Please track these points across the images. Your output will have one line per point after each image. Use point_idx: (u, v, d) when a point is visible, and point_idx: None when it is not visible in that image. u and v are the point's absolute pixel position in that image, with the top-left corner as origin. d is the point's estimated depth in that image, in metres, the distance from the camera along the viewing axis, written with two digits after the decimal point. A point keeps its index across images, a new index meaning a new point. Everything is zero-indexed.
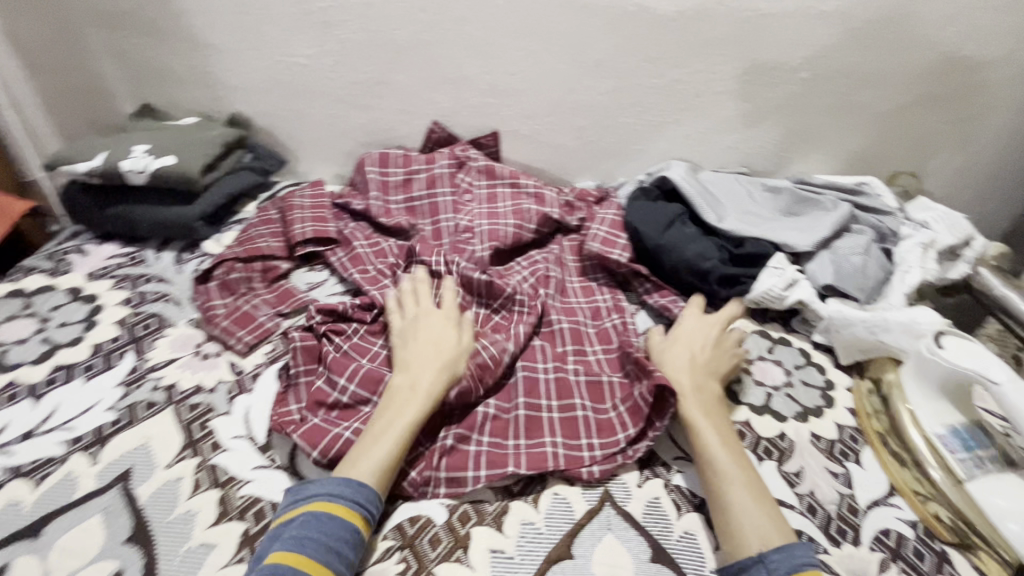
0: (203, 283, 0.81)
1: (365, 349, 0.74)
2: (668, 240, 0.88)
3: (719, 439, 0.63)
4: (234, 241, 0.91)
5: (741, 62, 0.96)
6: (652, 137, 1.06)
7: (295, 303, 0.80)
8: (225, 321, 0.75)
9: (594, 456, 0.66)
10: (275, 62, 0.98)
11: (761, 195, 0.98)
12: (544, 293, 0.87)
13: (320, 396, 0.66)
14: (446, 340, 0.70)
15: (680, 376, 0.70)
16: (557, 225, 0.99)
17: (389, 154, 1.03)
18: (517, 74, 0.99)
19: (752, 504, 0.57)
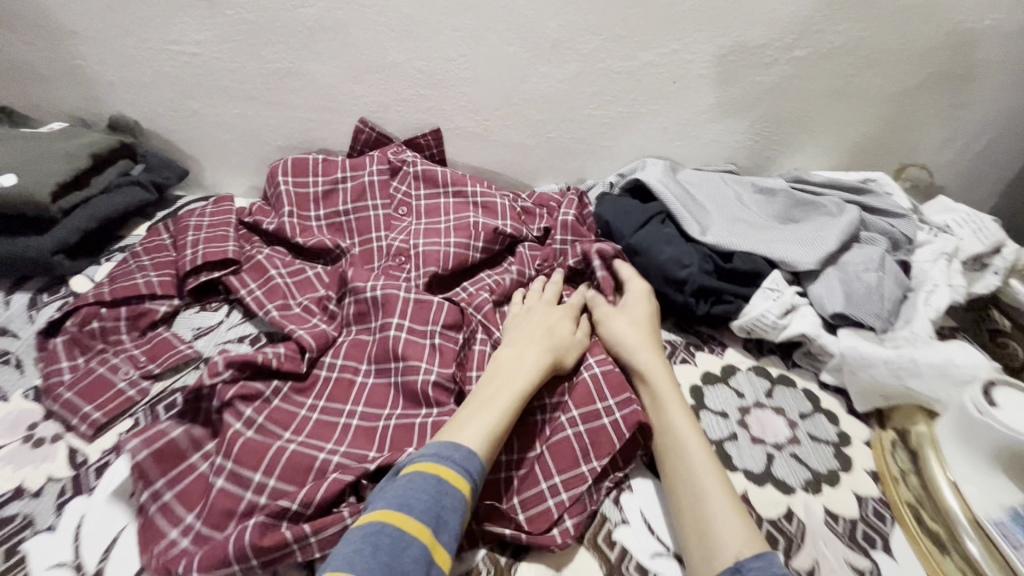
0: (54, 340, 0.63)
1: (289, 415, 0.61)
2: (639, 241, 0.77)
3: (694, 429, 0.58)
4: (106, 278, 0.72)
5: (726, 39, 0.79)
6: (623, 132, 0.89)
7: (168, 360, 0.63)
8: (69, 393, 0.58)
9: (562, 503, 0.55)
10: (156, 51, 0.79)
11: (751, 197, 0.83)
12: (479, 322, 0.72)
13: (229, 502, 0.50)
14: (562, 329, 0.68)
15: (650, 363, 0.65)
16: (512, 241, 0.83)
17: (306, 160, 0.85)
18: (457, 60, 0.81)
19: (727, 497, 0.51)
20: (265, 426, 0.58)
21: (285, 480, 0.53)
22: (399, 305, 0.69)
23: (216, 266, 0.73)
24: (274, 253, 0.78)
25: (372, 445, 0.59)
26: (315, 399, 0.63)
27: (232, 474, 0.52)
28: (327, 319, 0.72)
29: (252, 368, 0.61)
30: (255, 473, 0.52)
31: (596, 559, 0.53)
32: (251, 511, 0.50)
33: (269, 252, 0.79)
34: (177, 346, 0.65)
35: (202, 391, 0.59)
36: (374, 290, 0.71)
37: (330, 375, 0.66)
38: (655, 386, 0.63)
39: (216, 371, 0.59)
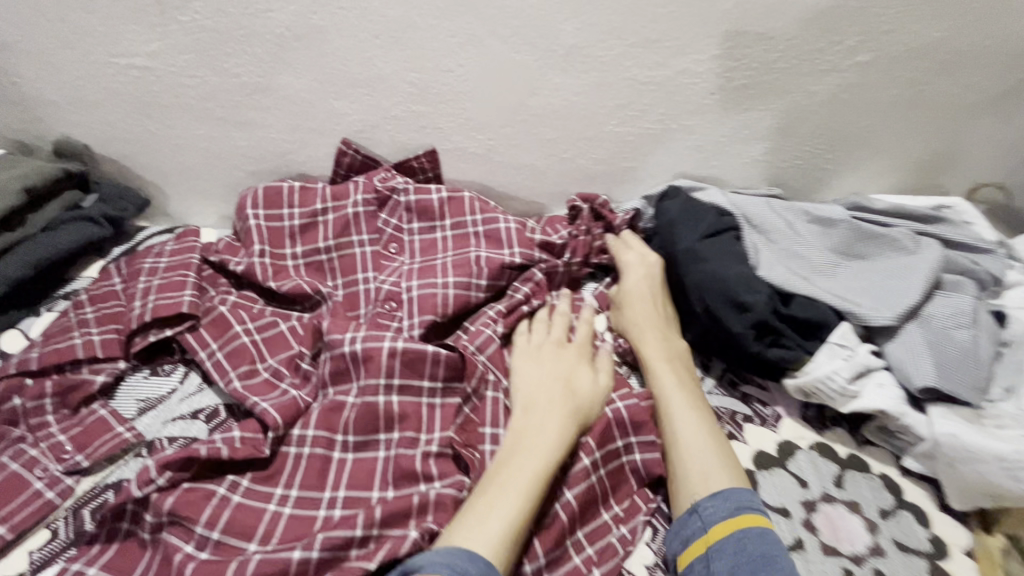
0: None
1: (253, 516, 0.49)
2: (705, 248, 0.66)
3: (681, 385, 0.60)
4: (42, 335, 0.62)
5: (776, 42, 0.66)
6: (650, 151, 0.76)
7: (101, 449, 0.52)
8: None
9: (590, 557, 0.52)
10: (102, 65, 0.68)
11: (806, 227, 0.68)
12: (487, 370, 0.61)
13: None
14: (580, 382, 0.59)
15: (643, 324, 0.66)
16: (520, 271, 0.71)
17: (281, 188, 0.73)
18: (454, 71, 0.68)
19: (707, 446, 0.54)
20: (224, 542, 0.47)
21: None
22: (384, 360, 0.57)
23: (169, 321, 0.62)
24: (241, 303, 0.66)
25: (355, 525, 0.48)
26: (286, 487, 0.52)
27: None
28: (302, 379, 0.60)
29: (198, 466, 0.50)
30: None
31: None
32: None
33: (236, 298, 0.68)
34: (114, 429, 0.53)
35: (128, 505, 0.47)
36: (353, 344, 0.58)
37: (301, 452, 0.54)
38: (643, 344, 0.64)
39: (148, 479, 0.48)
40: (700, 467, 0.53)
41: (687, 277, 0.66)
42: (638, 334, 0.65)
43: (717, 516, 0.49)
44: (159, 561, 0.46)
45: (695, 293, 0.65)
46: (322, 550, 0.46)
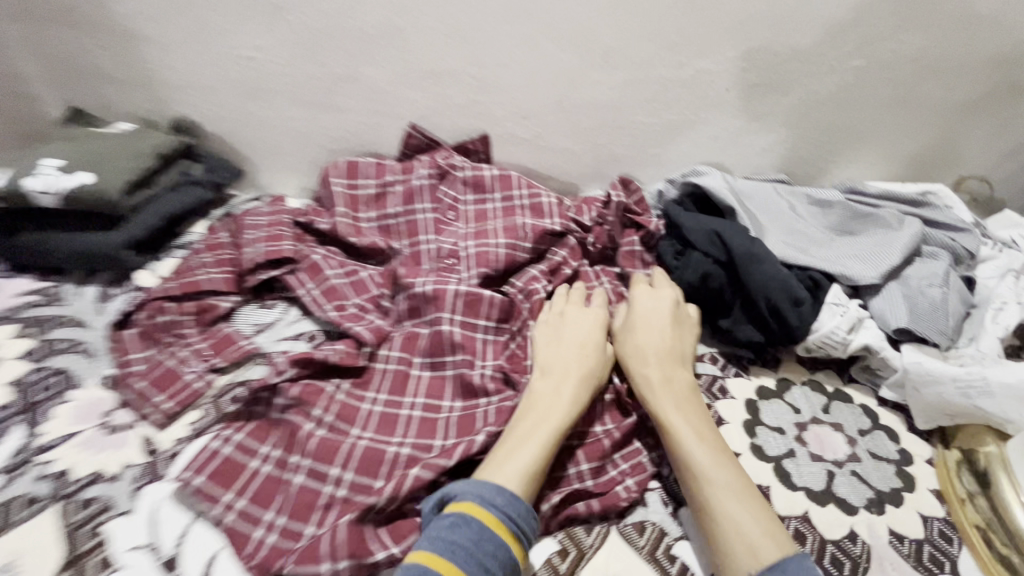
0: (126, 330, 0.67)
1: (353, 411, 0.62)
2: (763, 249, 0.71)
3: (695, 433, 0.57)
4: (170, 275, 0.75)
5: (783, 47, 0.78)
6: (672, 139, 0.89)
7: (232, 354, 0.65)
8: (143, 381, 0.61)
9: (623, 470, 0.59)
10: (219, 56, 0.82)
11: (806, 209, 0.82)
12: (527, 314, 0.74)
13: (308, 497, 0.53)
14: (592, 348, 0.66)
15: (647, 367, 0.64)
16: (559, 237, 0.83)
17: (359, 162, 0.87)
18: (509, 67, 0.81)
19: (741, 507, 0.50)
20: (334, 425, 0.60)
21: (362, 471, 0.56)
22: (450, 300, 0.69)
23: (275, 264, 0.76)
24: (329, 254, 0.79)
25: (436, 436, 0.61)
26: (377, 391, 0.65)
27: (312, 471, 0.55)
28: (383, 315, 0.73)
29: (315, 367, 0.63)
30: (333, 467, 0.55)
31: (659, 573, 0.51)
32: (331, 503, 0.53)
33: (323, 251, 0.80)
34: (239, 341, 0.67)
35: (263, 392, 0.60)
36: (426, 285, 0.71)
37: (387, 367, 0.67)
38: (650, 391, 0.62)
39: (280, 370, 0.61)
40: (738, 532, 0.49)
41: (750, 281, 0.69)
42: (643, 380, 0.63)
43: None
44: (285, 437, 0.57)
45: (760, 296, 0.69)
46: (410, 449, 0.59)
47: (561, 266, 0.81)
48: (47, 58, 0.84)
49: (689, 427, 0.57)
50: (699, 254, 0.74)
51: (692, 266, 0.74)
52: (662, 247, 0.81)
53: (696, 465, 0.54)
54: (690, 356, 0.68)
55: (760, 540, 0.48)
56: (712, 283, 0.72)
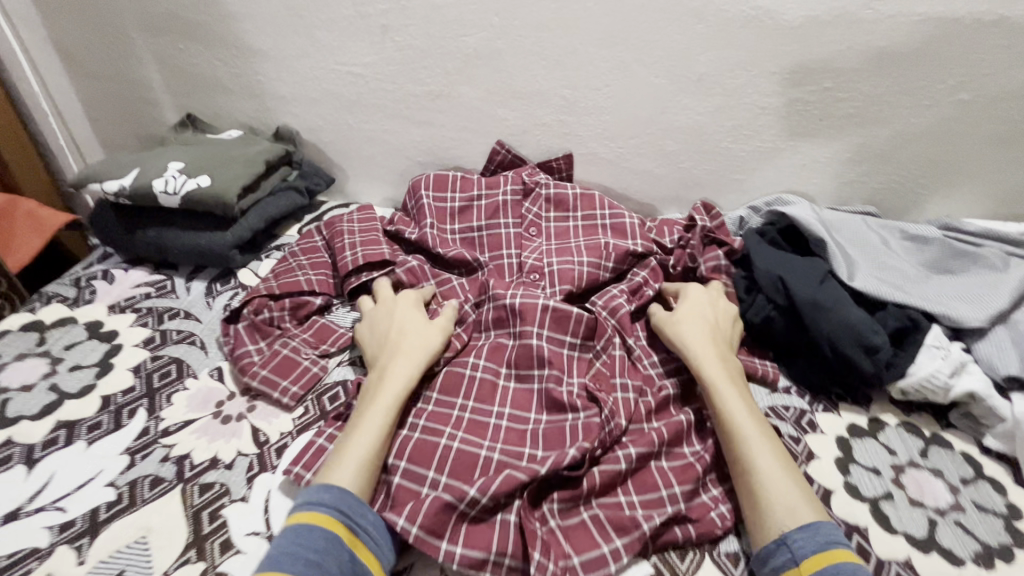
0: (232, 324, 0.71)
1: (443, 415, 0.64)
2: (828, 297, 0.70)
3: (746, 405, 0.62)
4: (269, 274, 0.78)
5: (883, 78, 0.77)
6: (759, 166, 0.88)
7: (338, 341, 0.71)
8: (254, 374, 0.65)
9: (717, 497, 0.60)
10: (326, 71, 0.87)
11: (900, 244, 0.80)
12: (612, 330, 0.74)
13: (408, 494, 0.57)
14: (415, 328, 0.68)
15: (702, 346, 0.68)
16: (640, 258, 0.83)
17: (446, 176, 0.90)
18: (602, 90, 0.83)
19: (781, 471, 0.56)
20: (423, 437, 0.61)
21: (455, 477, 0.58)
22: (538, 314, 0.70)
23: (374, 266, 0.79)
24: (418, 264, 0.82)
25: (526, 445, 0.63)
26: (465, 399, 0.66)
27: (408, 472, 0.58)
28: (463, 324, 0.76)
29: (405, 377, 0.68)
30: (429, 470, 0.59)
31: None
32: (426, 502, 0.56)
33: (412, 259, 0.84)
34: (343, 332, 0.72)
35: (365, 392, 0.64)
36: (513, 298, 0.72)
37: (474, 374, 0.68)
38: (701, 362, 0.67)
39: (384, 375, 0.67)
40: (779, 494, 0.54)
41: (816, 329, 0.69)
42: (697, 354, 0.67)
43: (809, 550, 0.50)
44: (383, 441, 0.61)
45: (826, 342, 0.68)
46: (501, 454, 0.61)
47: (642, 289, 0.81)
48: (168, 68, 0.90)
49: (739, 400, 0.62)
50: (761, 299, 0.75)
51: (753, 306, 0.75)
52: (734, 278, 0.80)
53: (745, 434, 0.59)
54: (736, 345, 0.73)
55: (797, 505, 0.53)
56: (775, 325, 0.73)
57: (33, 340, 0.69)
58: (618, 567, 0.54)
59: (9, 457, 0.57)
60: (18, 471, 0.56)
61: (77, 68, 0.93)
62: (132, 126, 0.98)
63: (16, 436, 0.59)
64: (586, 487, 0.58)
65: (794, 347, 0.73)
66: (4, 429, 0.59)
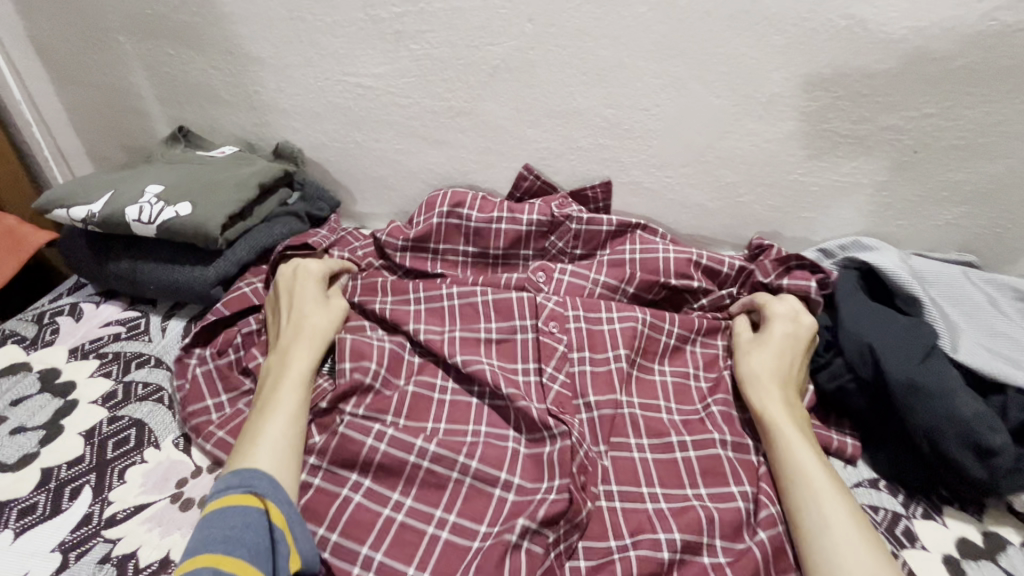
0: (192, 354, 0.63)
1: (405, 443, 0.57)
2: (931, 378, 0.55)
3: (819, 459, 0.54)
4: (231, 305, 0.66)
5: (1001, 104, 0.63)
6: (834, 203, 0.74)
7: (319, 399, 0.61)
8: (218, 432, 0.55)
9: None
10: (332, 81, 0.76)
11: (1011, 305, 0.67)
12: (564, 348, 0.66)
13: (365, 516, 0.53)
14: (314, 303, 0.65)
15: (774, 384, 0.61)
16: (677, 293, 0.73)
17: (465, 194, 0.77)
18: (651, 110, 0.70)
19: (861, 537, 0.48)
20: (389, 452, 0.56)
21: (421, 499, 0.55)
22: (517, 347, 0.67)
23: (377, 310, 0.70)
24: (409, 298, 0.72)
25: (502, 466, 0.57)
26: (436, 420, 0.61)
27: (371, 492, 0.55)
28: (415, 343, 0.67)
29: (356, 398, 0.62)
30: (394, 492, 0.55)
31: None
32: (388, 526, 0.53)
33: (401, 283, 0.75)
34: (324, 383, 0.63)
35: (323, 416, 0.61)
36: (489, 327, 0.68)
37: (443, 397, 0.63)
38: (767, 400, 0.60)
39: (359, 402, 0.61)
40: (858, 565, 0.46)
41: (913, 417, 0.55)
42: (763, 392, 0.60)
43: None
44: (338, 446, 0.57)
45: (920, 433, 0.55)
46: (473, 476, 0.56)
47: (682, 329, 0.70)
48: (158, 76, 0.80)
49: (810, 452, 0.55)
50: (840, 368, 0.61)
51: (829, 370, 0.63)
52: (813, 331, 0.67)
53: (816, 491, 0.52)
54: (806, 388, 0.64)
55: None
56: (853, 401, 0.60)
57: None
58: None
59: None
60: None
61: (60, 74, 0.84)
62: (119, 137, 0.89)
63: None
64: None
65: (880, 428, 0.60)
66: None
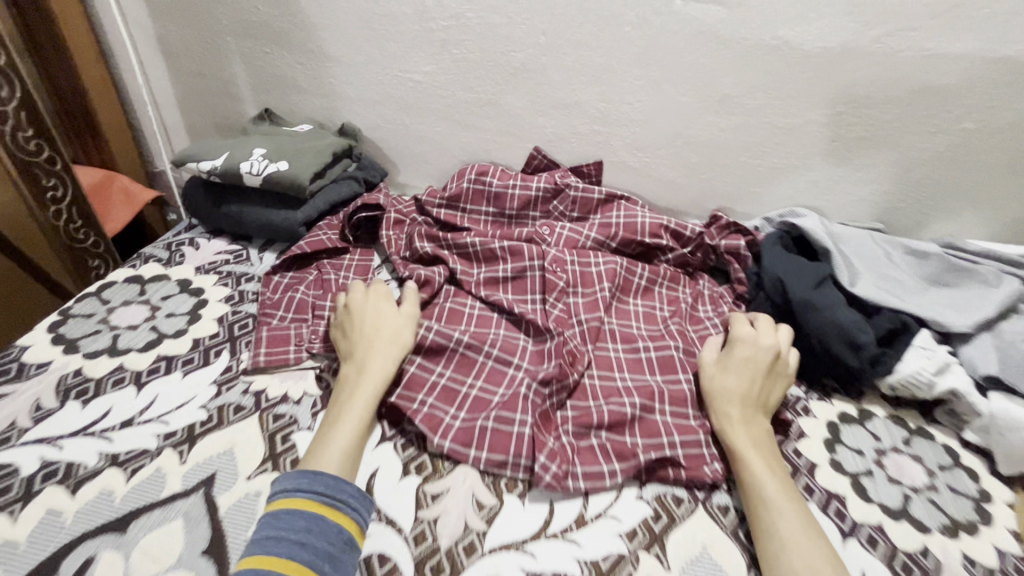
0: (276, 276, 0.86)
1: (446, 336, 0.76)
2: (819, 299, 0.76)
3: (770, 470, 0.61)
4: (301, 243, 0.88)
5: (892, 106, 0.85)
6: (775, 181, 0.96)
7: None
8: (265, 333, 0.75)
9: (715, 454, 0.67)
10: (391, 77, 0.99)
11: (902, 258, 0.87)
12: (564, 284, 0.87)
13: (418, 380, 0.72)
14: (387, 324, 0.73)
15: (729, 406, 0.68)
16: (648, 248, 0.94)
17: (489, 167, 1.00)
18: (634, 104, 0.93)
19: (805, 537, 0.55)
20: (435, 338, 0.75)
21: (458, 372, 0.75)
22: (528, 285, 0.89)
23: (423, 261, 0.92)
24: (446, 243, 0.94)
25: (515, 355, 0.77)
26: (467, 325, 0.83)
27: (421, 365, 0.74)
28: (452, 279, 0.90)
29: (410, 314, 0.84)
30: (438, 365, 0.75)
31: (737, 546, 0.60)
32: (434, 384, 0.72)
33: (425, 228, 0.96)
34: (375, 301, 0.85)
35: None
36: (507, 268, 0.90)
37: (472, 311, 0.85)
38: (727, 422, 0.67)
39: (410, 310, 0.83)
40: (800, 556, 0.54)
41: (808, 325, 0.76)
42: (723, 413, 0.68)
43: None
44: None
45: (814, 336, 0.76)
46: (496, 357, 0.76)
47: (652, 276, 0.92)
48: (254, 69, 1.03)
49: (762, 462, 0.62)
50: (764, 296, 0.83)
51: (756, 302, 0.84)
52: (749, 271, 0.89)
53: (768, 496, 0.59)
54: (772, 407, 0.71)
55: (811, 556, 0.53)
56: (771, 320, 0.81)
57: (136, 290, 0.82)
58: (612, 484, 0.64)
59: (121, 380, 0.68)
60: (129, 391, 0.67)
61: (175, 66, 1.07)
62: (215, 117, 1.12)
63: (126, 363, 0.70)
64: (596, 420, 0.69)
65: (790, 341, 0.81)
66: (115, 358, 0.71)
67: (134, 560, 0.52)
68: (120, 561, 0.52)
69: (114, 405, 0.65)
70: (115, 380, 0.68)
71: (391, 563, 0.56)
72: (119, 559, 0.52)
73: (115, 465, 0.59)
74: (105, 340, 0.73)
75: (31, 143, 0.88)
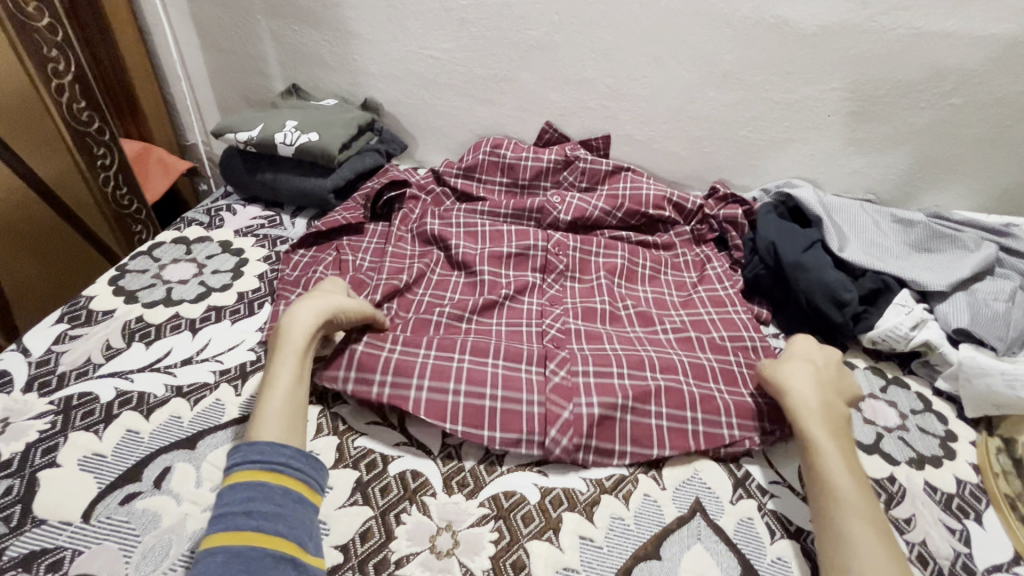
0: (296, 254, 0.90)
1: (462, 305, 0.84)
2: (808, 260, 0.83)
3: (845, 463, 0.61)
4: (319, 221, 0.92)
5: (884, 82, 0.90)
6: (773, 155, 1.02)
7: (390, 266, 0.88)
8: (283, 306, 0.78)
9: (723, 393, 0.73)
10: (411, 53, 1.05)
11: (888, 225, 0.92)
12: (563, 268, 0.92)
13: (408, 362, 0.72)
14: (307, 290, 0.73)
15: (807, 396, 0.66)
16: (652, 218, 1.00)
17: (503, 140, 1.06)
18: (640, 80, 0.98)
19: (876, 536, 0.55)
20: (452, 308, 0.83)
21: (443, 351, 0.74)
22: None
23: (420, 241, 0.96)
24: (462, 212, 1.01)
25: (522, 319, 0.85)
26: (451, 295, 0.88)
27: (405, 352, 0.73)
28: (442, 249, 0.94)
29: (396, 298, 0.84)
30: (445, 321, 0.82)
31: (723, 470, 0.68)
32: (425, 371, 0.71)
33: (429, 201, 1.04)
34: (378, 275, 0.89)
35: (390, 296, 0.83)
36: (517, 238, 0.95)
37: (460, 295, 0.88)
38: (802, 411, 0.65)
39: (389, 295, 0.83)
40: (868, 552, 0.53)
41: (797, 284, 0.83)
42: (798, 401, 0.66)
43: None
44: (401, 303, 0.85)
45: (803, 294, 0.82)
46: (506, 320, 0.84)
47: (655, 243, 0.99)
48: (283, 46, 1.10)
49: (845, 467, 0.60)
50: (758, 259, 0.89)
51: (749, 265, 0.91)
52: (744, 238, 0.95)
53: (842, 491, 0.58)
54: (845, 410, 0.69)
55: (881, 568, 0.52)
56: (763, 282, 0.88)
57: (183, 249, 0.90)
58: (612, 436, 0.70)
59: (178, 325, 0.77)
60: (186, 335, 0.75)
61: (206, 43, 1.13)
62: (244, 92, 1.19)
63: (181, 311, 0.79)
64: None
65: (782, 301, 0.87)
66: (171, 307, 0.79)
67: (204, 469, 0.61)
68: (192, 470, 0.60)
69: (174, 346, 0.74)
70: (172, 326, 0.77)
71: (422, 479, 0.65)
72: (191, 469, 0.60)
73: (181, 396, 0.68)
74: (159, 293, 0.82)
75: (84, 113, 0.98)
